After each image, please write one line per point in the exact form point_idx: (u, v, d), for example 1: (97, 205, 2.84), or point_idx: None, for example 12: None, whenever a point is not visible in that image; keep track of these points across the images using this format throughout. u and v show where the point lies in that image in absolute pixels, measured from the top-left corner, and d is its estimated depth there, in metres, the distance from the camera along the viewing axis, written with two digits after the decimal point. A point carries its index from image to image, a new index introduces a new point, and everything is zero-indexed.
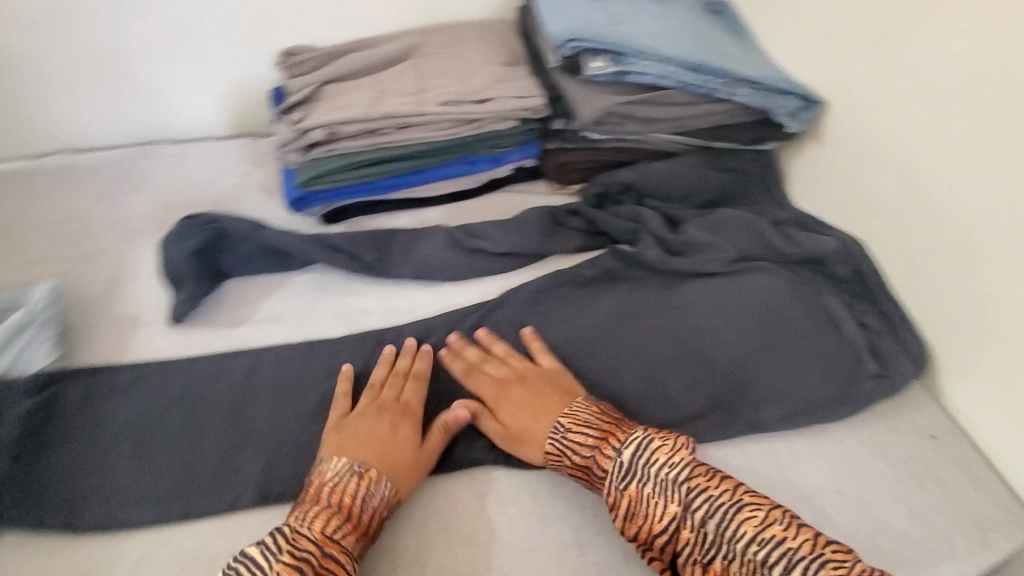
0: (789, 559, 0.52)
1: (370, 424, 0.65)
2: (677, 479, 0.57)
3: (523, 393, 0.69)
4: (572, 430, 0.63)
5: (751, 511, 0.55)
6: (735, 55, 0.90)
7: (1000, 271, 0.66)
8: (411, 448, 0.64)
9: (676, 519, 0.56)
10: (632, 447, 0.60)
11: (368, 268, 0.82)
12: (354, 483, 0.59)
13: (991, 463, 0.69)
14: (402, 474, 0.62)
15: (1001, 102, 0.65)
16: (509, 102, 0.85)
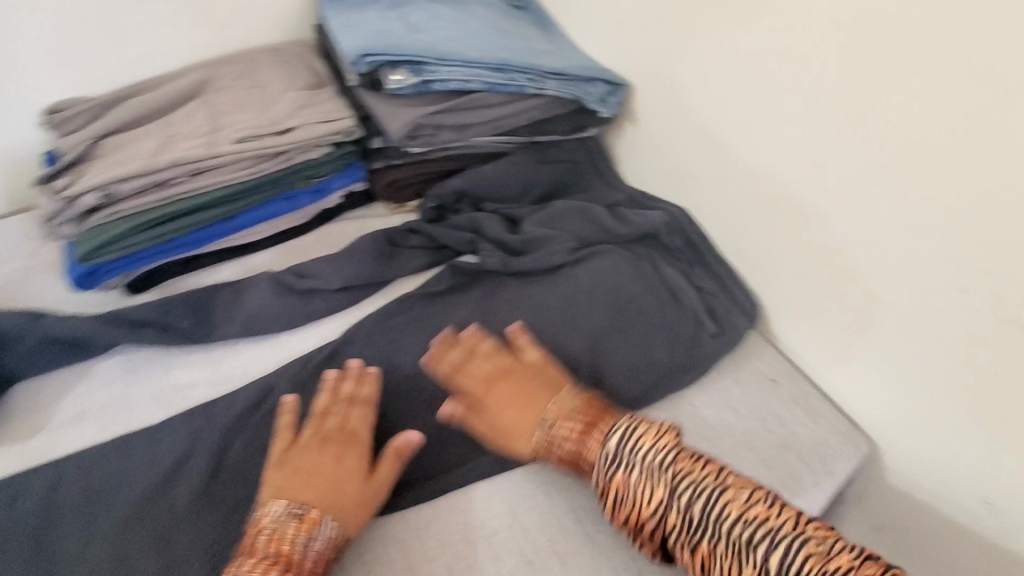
0: (773, 538, 0.51)
1: (309, 461, 0.60)
2: (664, 462, 0.57)
3: (512, 382, 0.68)
4: (560, 422, 0.64)
5: (734, 494, 0.55)
6: (541, 50, 0.91)
7: (794, 218, 0.72)
8: (357, 480, 0.60)
9: (663, 501, 0.56)
10: (616, 435, 0.60)
11: (186, 335, 0.73)
12: (294, 527, 0.55)
13: (823, 392, 0.75)
14: (348, 511, 0.58)
15: (762, 67, 0.70)
16: (315, 128, 0.79)
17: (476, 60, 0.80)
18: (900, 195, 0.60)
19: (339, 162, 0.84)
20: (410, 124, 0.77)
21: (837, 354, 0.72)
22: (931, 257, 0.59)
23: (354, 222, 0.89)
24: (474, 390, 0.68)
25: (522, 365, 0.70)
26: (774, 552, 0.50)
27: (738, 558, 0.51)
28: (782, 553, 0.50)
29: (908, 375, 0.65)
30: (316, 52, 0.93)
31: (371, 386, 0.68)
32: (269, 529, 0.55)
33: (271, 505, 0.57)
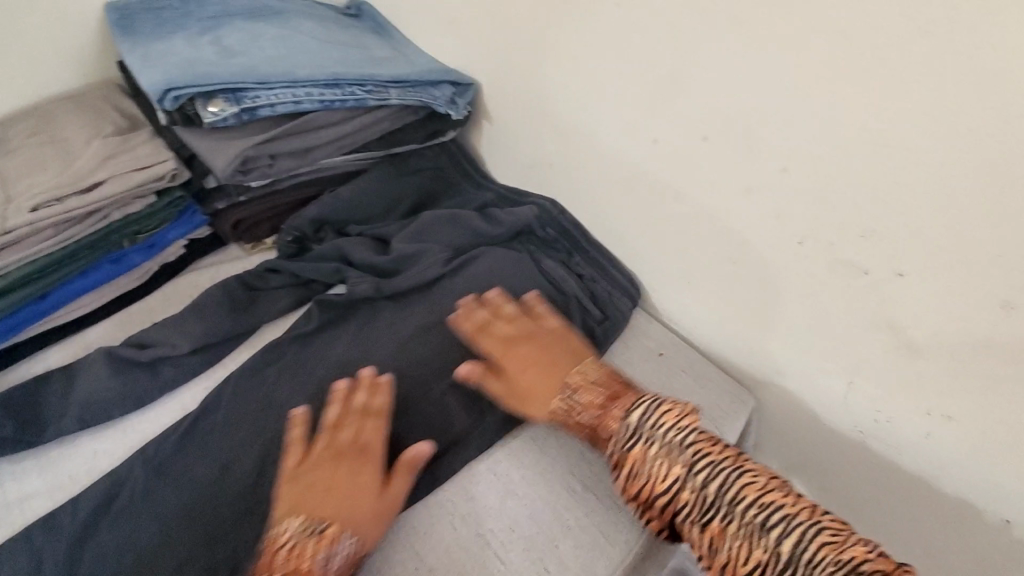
0: (788, 522, 0.51)
1: (327, 477, 0.59)
2: (686, 442, 0.57)
3: (532, 352, 0.69)
4: (582, 390, 0.65)
5: (752, 477, 0.55)
6: (380, 57, 0.86)
7: (650, 195, 0.72)
8: (372, 495, 0.58)
9: (679, 480, 0.56)
10: (640, 412, 0.59)
11: (6, 444, 0.62)
12: (312, 545, 0.53)
13: (709, 356, 0.77)
14: (362, 527, 0.56)
15: (591, 51, 0.70)
16: (130, 177, 0.70)
17: (302, 78, 0.74)
18: (732, 162, 0.61)
19: (171, 212, 0.76)
20: (236, 157, 0.70)
21: (712, 318, 0.73)
22: (769, 215, 0.61)
23: (205, 271, 0.81)
24: (502, 354, 0.69)
25: (545, 330, 0.71)
26: (789, 536, 0.51)
27: (750, 539, 0.51)
28: (797, 536, 0.51)
29: (774, 328, 0.67)
30: (124, 92, 0.83)
31: (382, 395, 0.66)
32: (286, 549, 0.53)
33: (288, 523, 0.55)
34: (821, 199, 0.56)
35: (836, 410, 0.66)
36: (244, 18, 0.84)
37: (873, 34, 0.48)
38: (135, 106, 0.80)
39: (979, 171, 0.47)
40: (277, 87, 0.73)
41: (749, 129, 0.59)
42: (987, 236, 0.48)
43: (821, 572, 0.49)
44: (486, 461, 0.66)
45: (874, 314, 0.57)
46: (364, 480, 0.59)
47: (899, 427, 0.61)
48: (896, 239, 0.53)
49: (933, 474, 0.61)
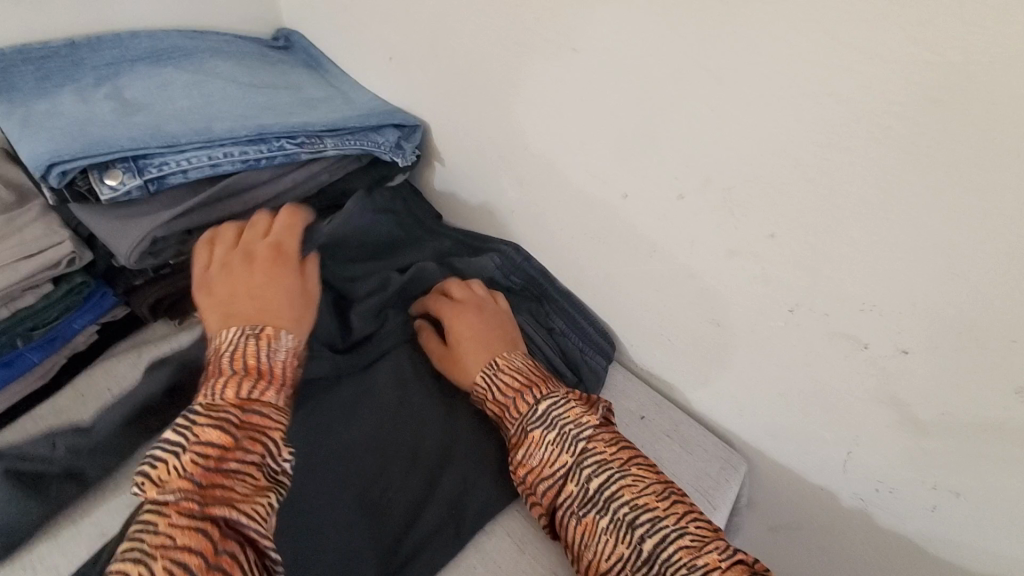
0: (655, 526, 0.49)
1: (255, 252, 0.61)
2: (580, 434, 0.55)
3: (489, 313, 0.68)
4: (506, 370, 0.62)
5: (634, 480, 0.52)
6: (312, 99, 0.76)
7: (621, 250, 0.66)
8: (286, 279, 0.59)
9: (567, 468, 0.54)
10: (550, 400, 0.58)
11: None
12: (253, 343, 0.53)
13: (694, 415, 0.71)
14: (296, 317, 0.57)
15: (546, 96, 0.62)
16: (18, 267, 0.59)
17: (218, 136, 0.64)
18: (712, 222, 0.55)
19: (73, 299, 0.64)
20: (143, 239, 0.59)
21: (695, 378, 0.68)
22: (755, 279, 0.55)
23: (124, 356, 0.71)
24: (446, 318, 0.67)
25: (497, 309, 0.70)
26: (653, 540, 0.48)
27: (617, 535, 0.49)
28: (660, 540, 0.48)
29: (764, 393, 0.61)
30: (10, 156, 0.71)
31: (298, 209, 0.67)
32: (225, 354, 0.52)
33: (225, 331, 0.54)
34: (811, 266, 0.50)
35: (834, 476, 0.61)
36: (150, 63, 0.73)
37: (867, 97, 0.41)
38: (24, 175, 0.69)
39: (992, 251, 0.40)
40: (190, 149, 0.63)
41: (728, 191, 0.52)
42: (1002, 315, 0.42)
43: (674, 574, 0.46)
44: (457, 565, 0.57)
45: (872, 387, 0.52)
46: (275, 258, 0.61)
47: (904, 498, 0.57)
48: (898, 313, 0.47)
49: (938, 544, 0.57)
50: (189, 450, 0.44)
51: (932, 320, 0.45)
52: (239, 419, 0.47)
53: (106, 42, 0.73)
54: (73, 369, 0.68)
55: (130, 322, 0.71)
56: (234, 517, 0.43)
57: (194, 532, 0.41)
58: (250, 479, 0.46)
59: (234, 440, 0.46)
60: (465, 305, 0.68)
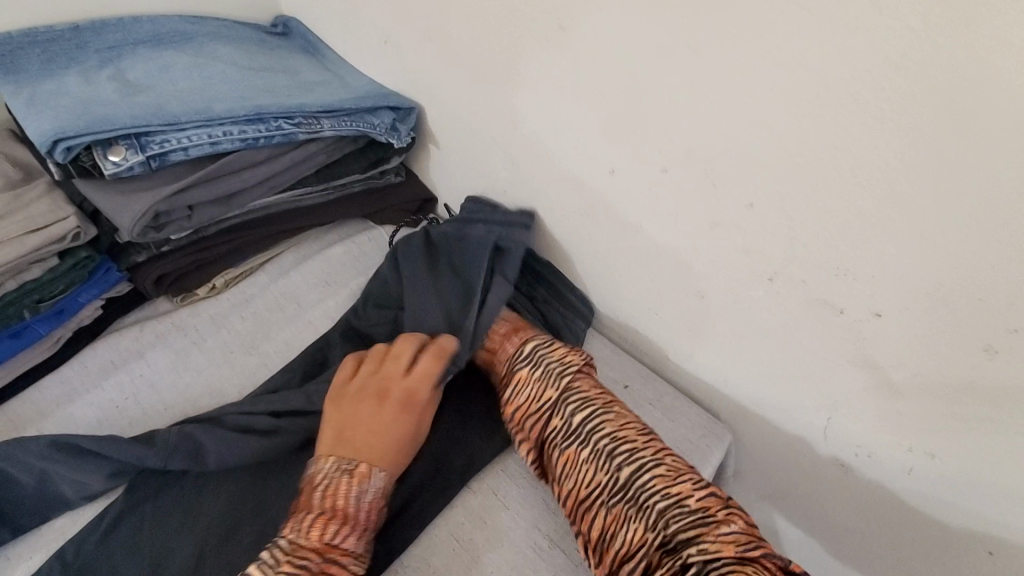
0: (632, 455, 0.53)
1: (389, 387, 0.61)
2: (565, 372, 0.60)
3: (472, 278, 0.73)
4: (493, 318, 0.67)
5: (616, 415, 0.57)
6: (309, 82, 0.78)
7: (609, 226, 0.67)
8: (402, 430, 0.59)
9: (552, 402, 0.58)
10: (538, 343, 0.63)
11: None
12: (346, 482, 0.54)
13: (681, 387, 0.73)
14: (393, 460, 0.57)
15: (535, 75, 0.64)
16: (24, 241, 0.61)
17: (218, 115, 0.66)
18: (694, 195, 0.57)
19: (78, 273, 0.66)
20: (145, 213, 0.61)
21: (680, 350, 0.70)
22: (735, 249, 0.56)
23: (127, 330, 0.73)
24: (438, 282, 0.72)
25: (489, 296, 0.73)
26: (631, 468, 0.52)
27: (597, 463, 0.54)
28: (637, 468, 0.52)
29: (746, 363, 0.63)
30: (17, 136, 0.73)
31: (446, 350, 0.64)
32: (324, 479, 0.54)
33: (327, 461, 0.55)
34: (788, 235, 0.52)
35: (815, 443, 0.63)
36: (151, 46, 0.75)
37: (837, 66, 0.43)
38: (29, 154, 0.71)
39: (956, 213, 0.42)
40: (190, 128, 0.65)
41: (709, 162, 0.54)
42: (966, 275, 0.44)
43: (648, 497, 0.51)
44: (448, 524, 0.60)
45: (849, 351, 0.54)
46: (406, 403, 0.60)
47: (882, 461, 0.58)
48: (871, 278, 0.49)
49: (913, 506, 0.59)
50: None
51: (902, 282, 0.47)
52: (319, 569, 0.48)
53: (109, 26, 0.75)
54: (79, 342, 0.70)
55: (134, 298, 0.74)
56: None
57: None
58: None
59: None
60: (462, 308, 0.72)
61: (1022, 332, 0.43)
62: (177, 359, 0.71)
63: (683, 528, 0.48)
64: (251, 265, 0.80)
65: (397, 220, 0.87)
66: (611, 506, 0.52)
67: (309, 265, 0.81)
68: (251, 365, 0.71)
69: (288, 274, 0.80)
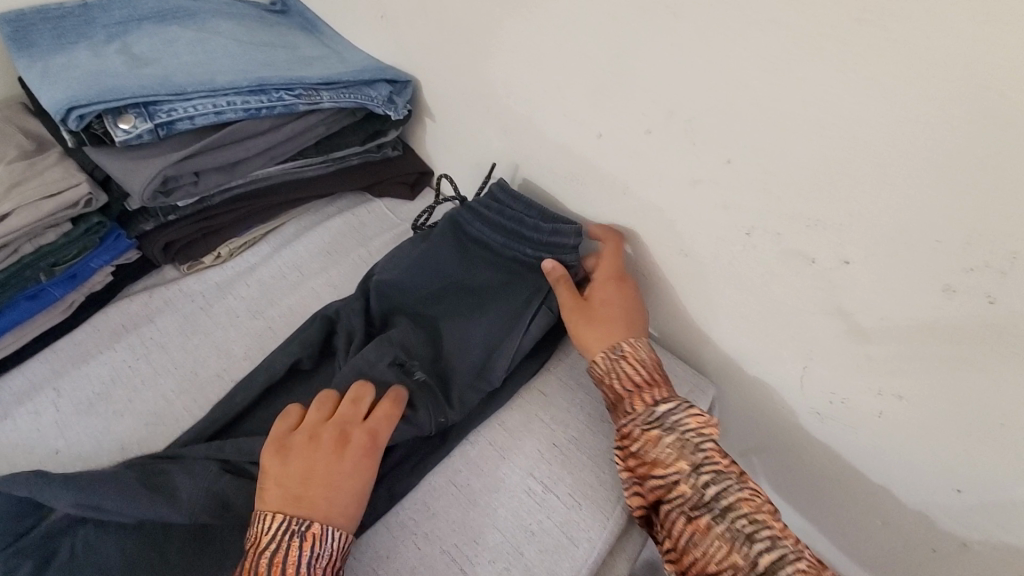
0: (772, 542, 0.51)
1: (352, 427, 0.57)
2: (701, 443, 0.57)
3: (631, 299, 0.69)
4: (631, 359, 0.64)
5: (752, 494, 0.54)
6: (308, 57, 0.81)
7: (599, 190, 0.70)
8: (358, 489, 0.55)
9: (682, 471, 0.55)
10: (669, 405, 0.59)
11: None
12: (297, 545, 0.50)
13: (668, 346, 0.77)
14: (349, 519, 0.54)
15: (524, 43, 0.66)
16: (39, 206, 0.64)
17: (221, 86, 0.69)
18: (677, 154, 0.60)
19: (90, 239, 0.69)
20: (154, 177, 0.64)
21: (668, 309, 0.73)
22: (716, 207, 0.60)
23: (138, 296, 0.76)
24: (593, 286, 0.69)
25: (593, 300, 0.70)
26: (767, 556, 0.50)
27: (733, 545, 0.51)
28: (776, 557, 0.50)
29: (728, 318, 0.67)
30: (27, 110, 0.76)
31: (403, 393, 0.61)
32: (271, 539, 0.50)
33: (272, 518, 0.51)
34: (763, 190, 0.55)
35: (794, 393, 0.67)
36: (155, 22, 0.78)
37: (804, 23, 0.46)
38: (41, 126, 0.74)
39: (915, 160, 0.45)
40: (195, 98, 0.68)
41: (690, 123, 0.57)
42: (924, 219, 0.47)
43: None
44: (446, 470, 0.64)
45: (822, 300, 0.57)
46: (366, 452, 0.56)
47: (855, 407, 0.62)
48: (839, 226, 0.52)
49: (884, 448, 0.62)
50: None
51: (867, 228, 0.50)
52: None
53: (115, 4, 0.77)
54: (92, 305, 0.73)
55: (143, 265, 0.77)
56: None
57: None
58: None
59: None
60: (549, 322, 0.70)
61: (976, 270, 0.46)
62: (186, 322, 0.74)
63: None
64: (253, 235, 0.83)
65: (394, 193, 0.90)
66: None
67: (309, 236, 0.84)
68: (256, 328, 0.74)
69: (290, 244, 0.83)
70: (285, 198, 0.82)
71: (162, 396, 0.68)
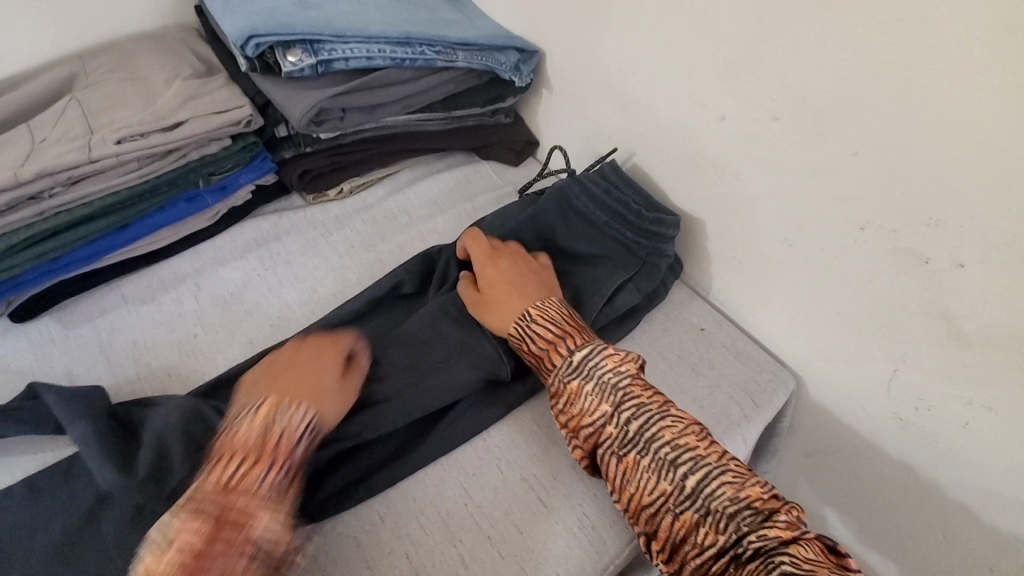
0: (697, 462, 0.56)
1: (242, 437, 0.53)
2: (620, 384, 0.60)
3: (507, 271, 0.71)
4: (537, 321, 0.65)
5: (673, 421, 0.58)
6: (446, 18, 0.87)
7: (709, 172, 0.73)
8: (319, 377, 0.61)
9: (603, 416, 0.59)
10: (586, 351, 0.62)
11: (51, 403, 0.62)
12: (256, 418, 0.55)
13: (751, 334, 0.79)
14: (309, 399, 0.58)
15: (662, 23, 0.70)
16: (210, 119, 0.72)
17: (376, 34, 0.75)
18: (801, 144, 0.62)
19: (243, 155, 0.78)
20: (311, 108, 0.72)
21: (759, 296, 0.76)
22: (832, 198, 0.62)
23: (267, 216, 0.84)
24: (482, 266, 0.72)
25: (506, 274, 0.70)
26: (696, 474, 0.55)
27: (661, 474, 0.56)
28: (703, 473, 0.55)
29: (822, 311, 0.69)
30: (200, 38, 0.85)
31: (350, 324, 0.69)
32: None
33: (236, 409, 0.57)
34: (885, 186, 0.57)
35: (877, 395, 0.68)
36: None
37: (960, 25, 0.48)
38: (210, 52, 0.82)
39: None
40: (351, 42, 0.75)
41: (820, 113, 0.59)
42: None
43: (714, 502, 0.54)
44: (531, 410, 0.69)
45: (927, 301, 0.59)
46: (321, 348, 0.64)
47: (939, 415, 0.63)
48: (960, 228, 0.53)
49: (959, 460, 0.63)
50: None
51: (990, 235, 0.52)
52: (218, 510, 0.48)
53: None
54: (229, 217, 0.82)
55: (275, 189, 0.85)
56: None
57: None
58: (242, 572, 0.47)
59: (217, 526, 0.48)
60: (489, 269, 0.71)
61: None
62: (308, 245, 0.81)
63: (753, 531, 0.52)
64: (372, 177, 0.90)
65: (500, 157, 0.95)
66: (679, 512, 0.54)
67: (420, 184, 0.90)
68: (368, 259, 0.81)
69: (403, 189, 0.90)
70: (407, 146, 0.88)
71: (285, 304, 0.75)
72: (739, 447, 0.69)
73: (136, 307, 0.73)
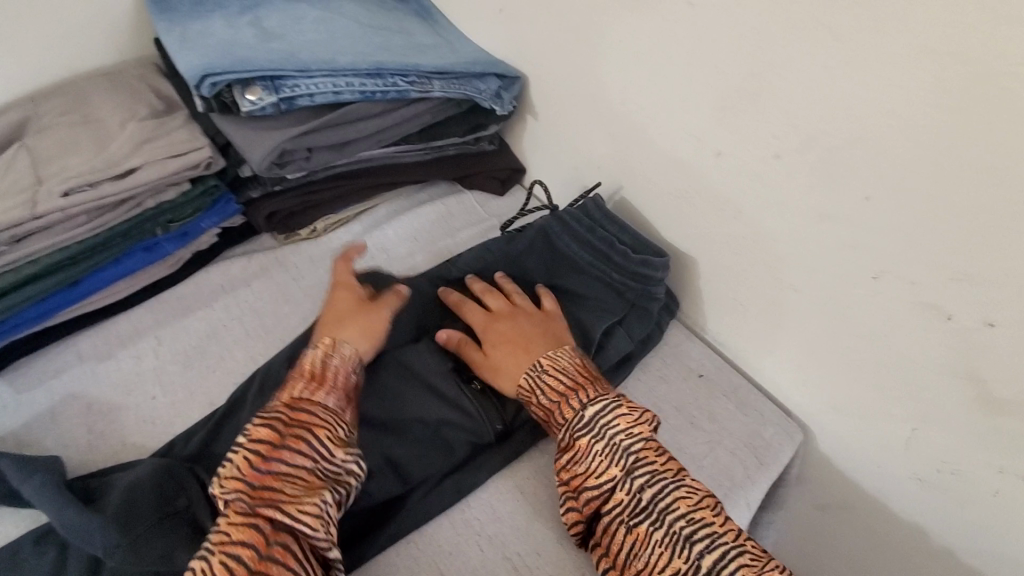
0: (713, 540, 0.50)
1: (305, 365, 0.58)
2: (631, 446, 0.55)
3: (515, 322, 0.66)
4: (550, 371, 0.60)
5: (688, 492, 0.53)
6: (422, 44, 0.82)
7: (705, 209, 0.67)
8: (361, 312, 0.65)
9: (614, 479, 0.53)
10: (598, 406, 0.57)
11: None
12: (315, 351, 0.59)
13: (754, 380, 0.73)
14: (362, 335, 0.63)
15: (652, 52, 0.64)
16: (166, 164, 0.68)
17: (343, 67, 0.70)
18: (807, 185, 0.56)
19: (205, 199, 0.73)
20: (273, 150, 0.67)
21: (763, 343, 0.69)
22: (844, 244, 0.55)
23: (235, 259, 0.79)
24: (488, 322, 0.66)
25: (515, 324, 0.66)
26: (712, 554, 0.49)
27: (673, 550, 0.50)
28: (720, 554, 0.49)
29: (833, 362, 0.63)
30: (160, 73, 0.80)
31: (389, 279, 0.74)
32: (219, 556, 0.45)
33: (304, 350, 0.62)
34: (903, 233, 0.51)
35: (894, 455, 0.62)
36: None
37: (989, 58, 0.42)
38: (170, 88, 0.78)
39: None
40: (316, 77, 0.70)
41: (829, 150, 0.53)
42: None
43: None
44: (515, 475, 0.63)
45: (950, 361, 0.52)
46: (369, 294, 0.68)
47: (965, 480, 0.57)
48: (990, 285, 0.47)
49: (988, 530, 0.57)
50: (234, 502, 0.47)
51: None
52: (286, 420, 0.52)
53: None
54: (194, 263, 0.77)
55: (244, 231, 0.80)
56: (280, 517, 0.47)
57: (248, 529, 0.46)
58: (304, 482, 0.50)
59: (277, 443, 0.51)
60: (498, 316, 0.67)
61: None
62: (278, 291, 0.76)
63: None
64: (348, 214, 0.85)
65: (484, 187, 0.90)
66: None
67: (398, 221, 0.84)
68: None
69: (380, 227, 0.84)
70: (384, 181, 0.83)
71: (250, 358, 0.70)
72: (743, 512, 0.63)
73: (92, 367, 0.68)
